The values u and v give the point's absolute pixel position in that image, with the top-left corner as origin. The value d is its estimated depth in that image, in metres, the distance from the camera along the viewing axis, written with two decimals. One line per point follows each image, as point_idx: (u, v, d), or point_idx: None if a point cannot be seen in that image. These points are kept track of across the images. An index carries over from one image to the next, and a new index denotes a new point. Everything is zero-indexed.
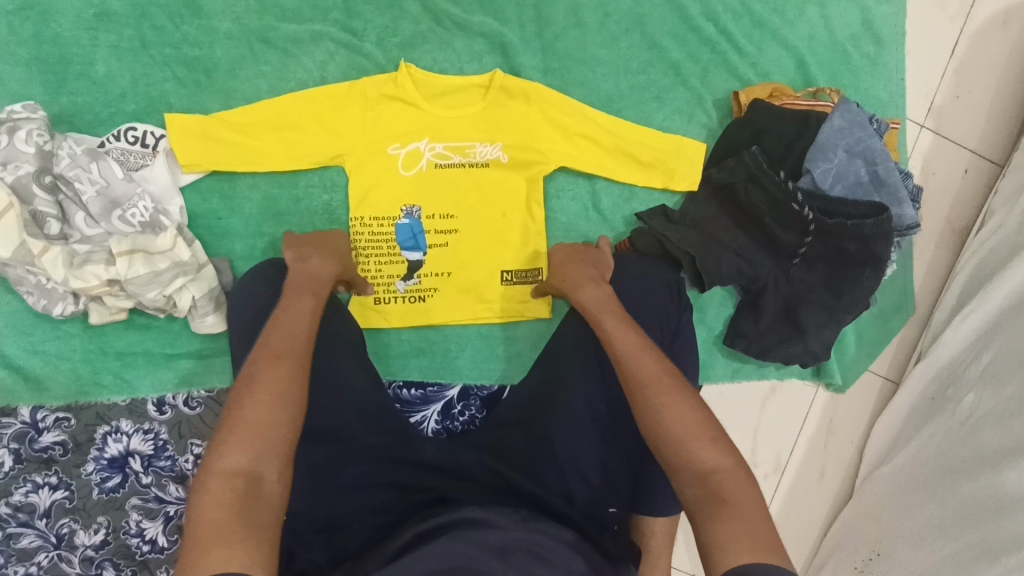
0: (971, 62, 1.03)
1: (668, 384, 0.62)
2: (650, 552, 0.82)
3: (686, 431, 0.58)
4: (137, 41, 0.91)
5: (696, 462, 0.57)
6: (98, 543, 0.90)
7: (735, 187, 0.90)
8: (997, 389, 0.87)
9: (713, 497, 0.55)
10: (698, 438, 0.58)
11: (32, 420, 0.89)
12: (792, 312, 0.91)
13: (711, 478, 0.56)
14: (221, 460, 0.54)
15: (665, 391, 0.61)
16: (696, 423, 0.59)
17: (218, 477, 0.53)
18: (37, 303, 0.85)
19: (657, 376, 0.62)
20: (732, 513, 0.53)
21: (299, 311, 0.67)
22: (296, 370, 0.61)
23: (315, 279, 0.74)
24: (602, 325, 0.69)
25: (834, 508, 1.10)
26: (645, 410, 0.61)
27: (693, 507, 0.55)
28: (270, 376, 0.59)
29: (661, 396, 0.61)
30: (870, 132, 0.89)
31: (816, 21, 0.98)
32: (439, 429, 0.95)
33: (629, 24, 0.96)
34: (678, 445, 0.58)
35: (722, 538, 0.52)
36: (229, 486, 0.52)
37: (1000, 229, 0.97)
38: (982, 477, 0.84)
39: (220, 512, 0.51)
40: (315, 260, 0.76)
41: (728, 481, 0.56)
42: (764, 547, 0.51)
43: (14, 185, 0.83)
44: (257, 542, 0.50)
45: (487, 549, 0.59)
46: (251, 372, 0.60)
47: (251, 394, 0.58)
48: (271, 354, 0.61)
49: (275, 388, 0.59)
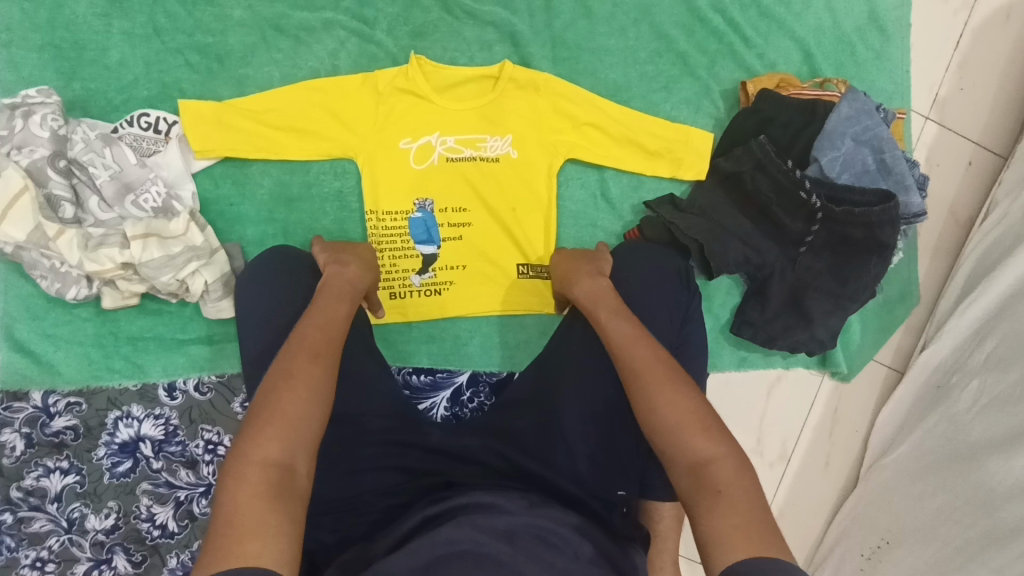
0: (974, 55, 1.04)
1: (663, 372, 0.62)
2: (658, 535, 0.82)
3: (678, 421, 0.59)
4: (151, 28, 0.91)
5: (689, 452, 0.57)
6: (109, 527, 0.90)
7: (744, 175, 0.91)
8: (1000, 374, 0.88)
9: (705, 488, 0.55)
10: (694, 429, 0.58)
11: (44, 404, 0.89)
12: (798, 300, 0.92)
13: (704, 469, 0.56)
14: (258, 450, 0.54)
15: (659, 379, 0.62)
16: (689, 413, 0.59)
17: (255, 467, 0.53)
18: (51, 286, 0.86)
19: (650, 366, 0.63)
20: (725, 504, 0.54)
21: (334, 314, 0.67)
22: (330, 369, 0.61)
23: (353, 288, 0.73)
24: (597, 317, 0.71)
25: (839, 497, 1.10)
26: (638, 396, 0.62)
27: (688, 498, 0.56)
28: (310, 373, 0.59)
29: (657, 386, 0.61)
30: (877, 120, 0.90)
31: (823, 12, 0.99)
32: (448, 415, 0.96)
33: (638, 15, 0.97)
34: (671, 434, 0.59)
35: (719, 532, 0.52)
36: (264, 476, 0.52)
37: (1003, 220, 0.98)
38: (989, 462, 0.85)
39: (255, 503, 0.51)
40: (352, 268, 0.75)
41: (722, 471, 0.56)
42: (759, 540, 0.51)
43: (30, 169, 0.84)
44: (290, 536, 0.50)
45: (494, 533, 0.58)
46: (287, 365, 0.60)
47: (289, 387, 0.58)
48: (309, 351, 0.62)
49: (311, 384, 0.59)
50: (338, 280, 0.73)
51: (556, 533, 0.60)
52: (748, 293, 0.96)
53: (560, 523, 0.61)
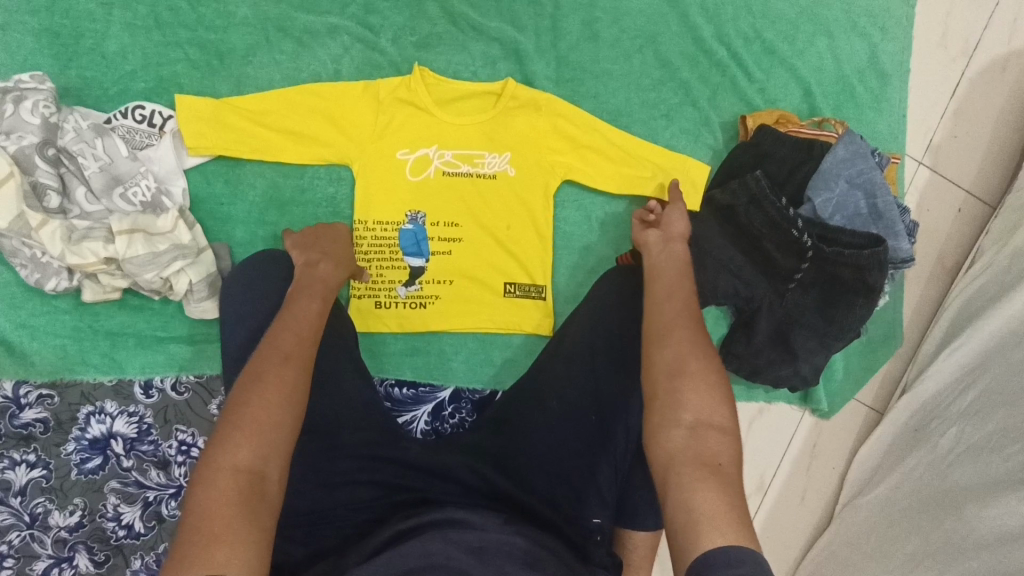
0: (970, 105, 1.06)
1: (695, 336, 0.61)
2: (629, 565, 0.78)
3: (705, 376, 0.58)
4: (152, 20, 0.91)
5: (699, 412, 0.56)
6: (73, 524, 0.88)
7: (737, 209, 0.91)
8: (979, 424, 0.88)
9: (708, 457, 0.54)
10: (711, 393, 0.57)
11: (14, 395, 0.87)
12: (784, 334, 0.92)
13: (707, 434, 0.55)
14: (228, 456, 0.52)
15: (702, 339, 0.61)
16: (714, 376, 0.58)
17: (224, 473, 0.51)
18: (30, 276, 0.84)
19: (690, 326, 0.62)
20: (720, 479, 0.52)
21: (305, 313, 0.65)
22: (303, 372, 0.59)
23: (320, 281, 0.71)
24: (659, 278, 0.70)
25: (813, 533, 1.11)
26: (670, 343, 0.60)
27: (679, 462, 0.54)
28: (280, 375, 0.57)
29: (698, 340, 0.61)
30: (872, 164, 0.91)
31: (825, 52, 1.00)
32: (428, 430, 0.95)
33: (643, 41, 0.98)
34: (696, 384, 0.57)
35: (707, 504, 0.50)
36: (234, 482, 0.51)
37: (989, 268, 1.00)
38: (960, 511, 0.85)
39: (223, 511, 0.49)
40: (320, 262, 0.74)
41: (722, 445, 0.55)
42: (746, 524, 0.50)
43: (17, 155, 0.83)
44: (256, 545, 0.49)
45: (464, 548, 0.57)
46: (257, 370, 0.58)
47: (259, 392, 0.56)
48: (281, 353, 0.60)
49: (283, 389, 0.57)
50: (314, 283, 0.70)
51: (535, 558, 0.59)
52: (735, 326, 0.96)
53: (535, 543, 0.60)
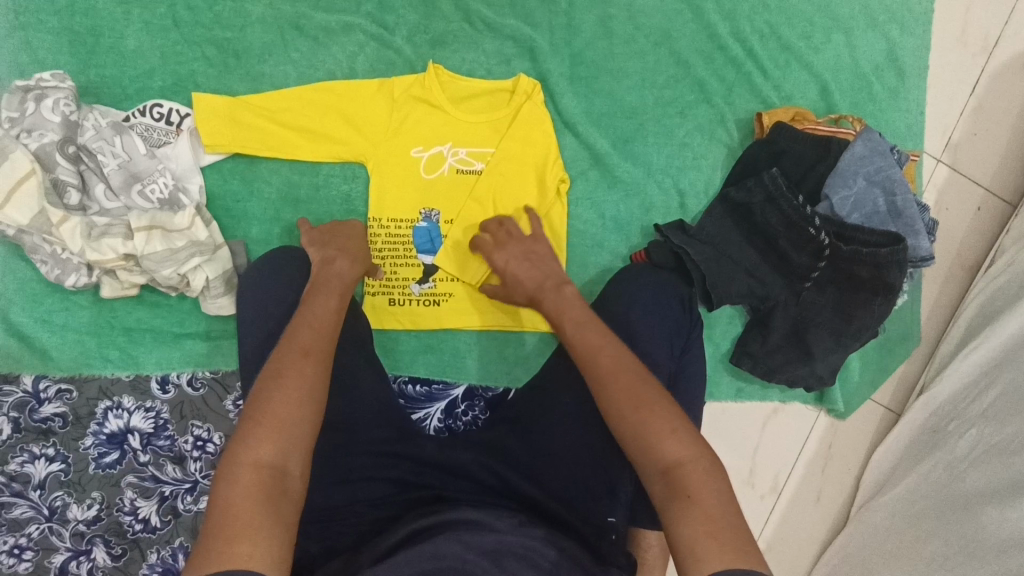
0: (990, 103, 1.05)
1: (629, 379, 0.58)
2: (644, 565, 0.77)
3: (648, 422, 0.55)
4: (170, 19, 0.91)
5: (659, 455, 0.54)
6: (91, 518, 0.89)
7: (753, 207, 0.91)
8: (999, 426, 0.87)
9: (677, 491, 0.52)
10: (663, 435, 0.54)
11: (33, 390, 0.88)
12: (800, 335, 0.91)
13: (676, 473, 0.53)
14: (252, 451, 0.52)
15: (625, 387, 0.58)
16: (656, 413, 0.56)
17: (247, 468, 0.51)
18: (50, 272, 0.85)
19: (618, 371, 0.59)
20: (694, 510, 0.51)
21: (322, 311, 0.65)
22: (321, 369, 0.59)
23: (339, 278, 0.71)
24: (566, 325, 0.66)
25: (828, 534, 1.10)
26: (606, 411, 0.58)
27: (658, 501, 0.53)
28: (300, 371, 0.57)
29: (621, 393, 0.57)
30: (892, 161, 0.90)
31: (842, 48, 0.99)
32: (441, 427, 0.94)
33: (657, 39, 0.97)
34: (639, 437, 0.55)
35: (687, 539, 0.50)
36: (257, 477, 0.51)
37: (1009, 267, 0.98)
38: (981, 514, 0.83)
39: (247, 504, 0.50)
40: (338, 261, 0.74)
41: (692, 475, 0.53)
42: (733, 548, 0.49)
43: (38, 153, 0.84)
44: (280, 539, 0.50)
45: (481, 550, 0.57)
46: (277, 367, 0.57)
47: (280, 388, 0.56)
48: (300, 349, 0.60)
49: (303, 385, 0.57)
50: (328, 280, 0.70)
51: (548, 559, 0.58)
52: (750, 324, 0.96)
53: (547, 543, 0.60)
